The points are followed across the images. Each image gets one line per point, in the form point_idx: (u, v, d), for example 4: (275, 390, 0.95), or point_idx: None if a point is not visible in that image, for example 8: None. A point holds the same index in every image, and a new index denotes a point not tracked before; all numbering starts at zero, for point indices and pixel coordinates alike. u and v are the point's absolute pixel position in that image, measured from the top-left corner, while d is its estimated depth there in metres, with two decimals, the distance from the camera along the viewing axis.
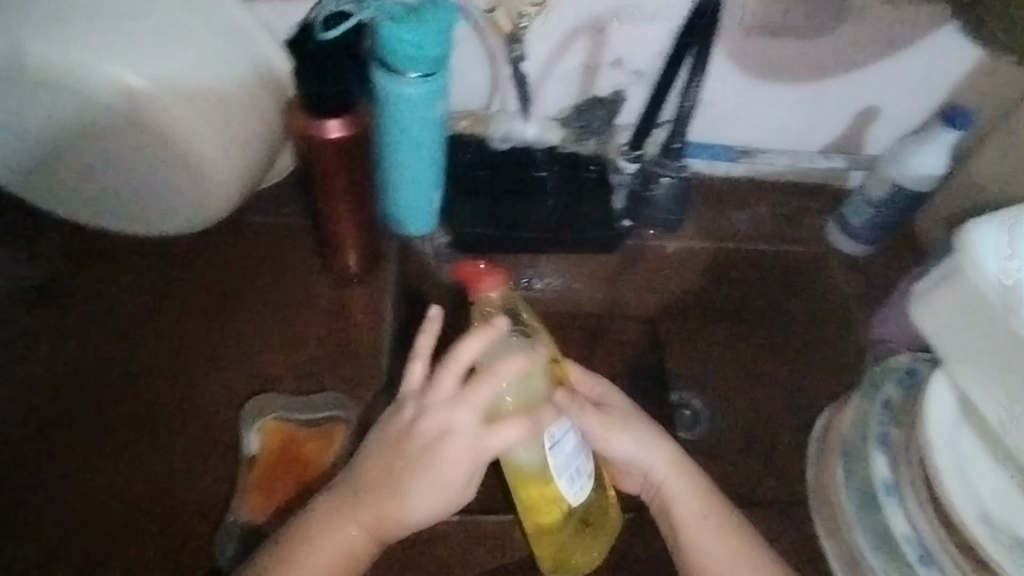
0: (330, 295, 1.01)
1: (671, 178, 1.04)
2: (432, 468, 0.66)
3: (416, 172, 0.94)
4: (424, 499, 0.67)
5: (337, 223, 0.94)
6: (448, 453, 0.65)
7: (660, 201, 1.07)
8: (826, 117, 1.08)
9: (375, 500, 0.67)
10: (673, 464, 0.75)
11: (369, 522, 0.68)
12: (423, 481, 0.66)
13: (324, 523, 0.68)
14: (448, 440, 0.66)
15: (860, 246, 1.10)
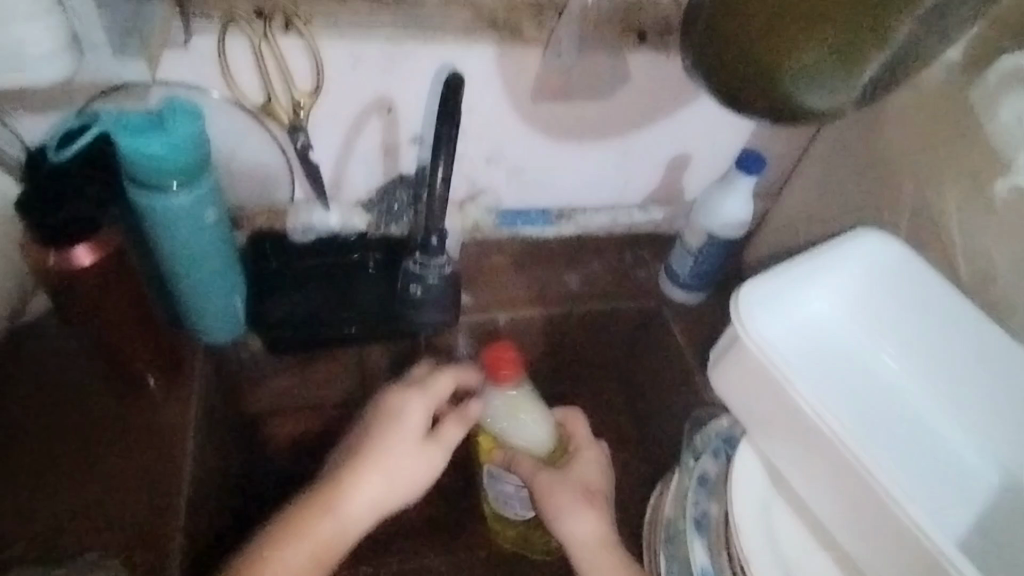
0: (112, 417, 0.84)
1: (435, 277, 0.94)
2: (384, 471, 0.76)
3: (209, 279, 0.87)
4: (387, 488, 0.76)
5: (114, 347, 0.81)
6: (399, 456, 0.77)
7: (422, 300, 0.96)
8: (640, 171, 1.08)
9: (358, 489, 0.75)
10: (574, 496, 0.79)
11: (338, 525, 0.74)
12: (376, 478, 0.76)
13: (320, 511, 0.73)
14: (412, 441, 0.78)
15: (693, 296, 1.09)
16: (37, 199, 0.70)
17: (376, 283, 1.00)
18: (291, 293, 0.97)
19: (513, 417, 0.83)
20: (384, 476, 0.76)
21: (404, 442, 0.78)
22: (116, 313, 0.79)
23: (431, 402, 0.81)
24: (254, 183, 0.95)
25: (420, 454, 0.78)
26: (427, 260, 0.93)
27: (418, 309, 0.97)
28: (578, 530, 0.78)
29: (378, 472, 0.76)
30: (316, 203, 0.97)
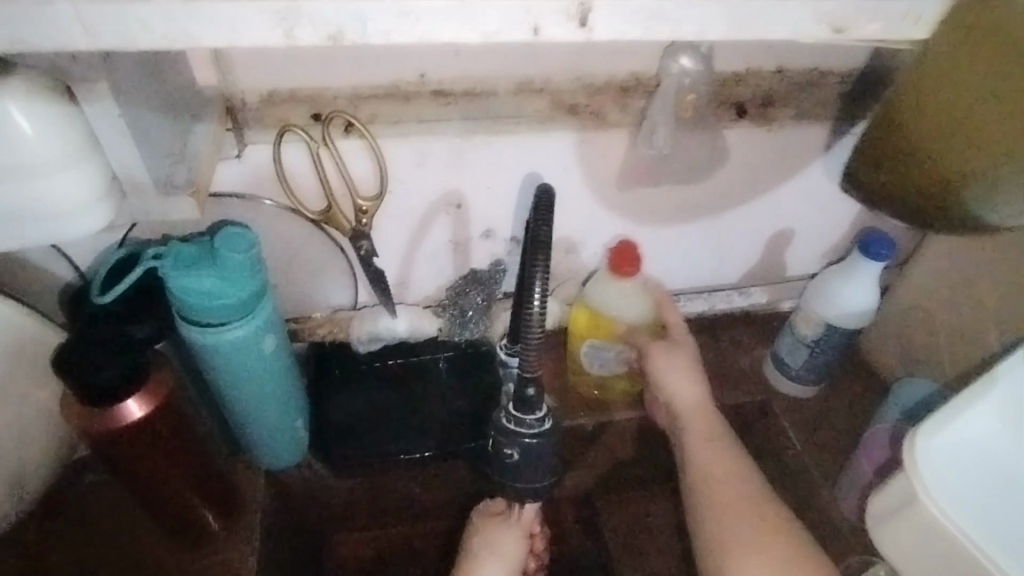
0: (172, 572, 0.76)
1: (532, 436, 0.69)
2: (496, 567, 0.77)
3: (269, 407, 0.79)
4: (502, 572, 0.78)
5: (166, 500, 0.73)
6: (497, 549, 0.78)
7: (521, 466, 0.70)
8: (737, 249, 0.95)
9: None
10: (686, 367, 0.82)
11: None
12: (492, 571, 0.77)
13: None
14: (508, 528, 0.80)
15: (808, 388, 0.95)
16: (82, 362, 0.62)
17: (448, 388, 0.90)
18: (359, 402, 0.89)
19: (617, 292, 0.87)
20: (497, 568, 0.78)
21: (493, 537, 0.79)
22: (171, 463, 0.70)
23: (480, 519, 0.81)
24: (314, 292, 0.87)
25: (520, 534, 0.80)
26: (522, 416, 0.68)
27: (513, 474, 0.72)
28: (682, 391, 0.81)
29: (489, 570, 0.77)
30: (382, 309, 0.87)
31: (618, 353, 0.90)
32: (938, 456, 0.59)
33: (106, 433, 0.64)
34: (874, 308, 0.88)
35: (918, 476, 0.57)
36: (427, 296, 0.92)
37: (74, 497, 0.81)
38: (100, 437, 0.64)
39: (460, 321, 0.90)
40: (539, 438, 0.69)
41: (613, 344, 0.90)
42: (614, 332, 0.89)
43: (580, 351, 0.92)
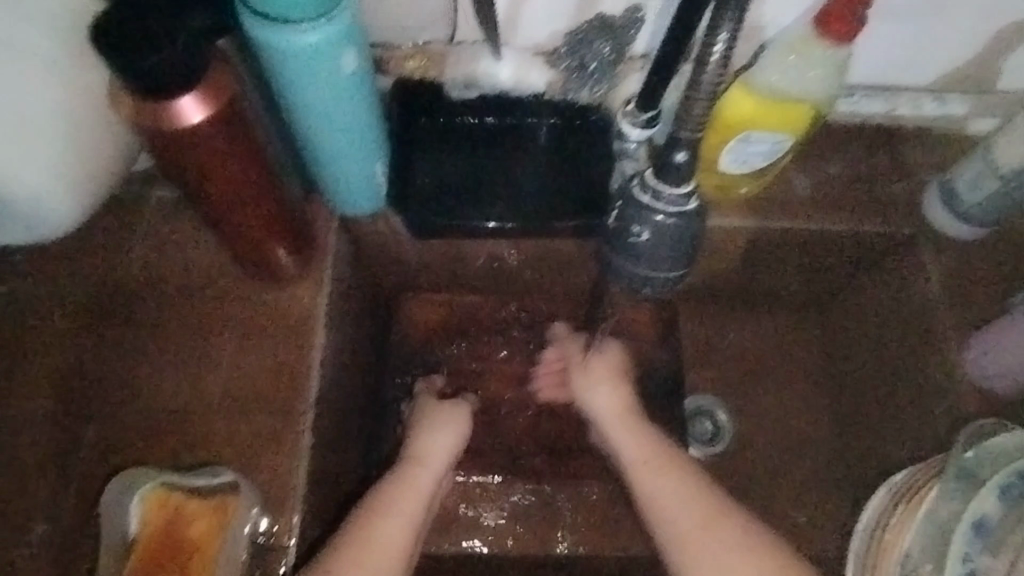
0: (242, 299, 0.75)
1: (668, 215, 0.57)
2: (618, 422, 0.73)
3: (342, 144, 0.69)
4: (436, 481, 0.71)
5: (232, 223, 0.69)
6: (608, 399, 0.75)
7: (650, 248, 0.58)
8: (947, 41, 0.75)
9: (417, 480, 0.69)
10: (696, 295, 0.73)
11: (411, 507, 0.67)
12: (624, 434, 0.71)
13: (389, 504, 0.66)
14: (597, 381, 0.76)
15: (967, 230, 0.78)
16: (117, 40, 0.52)
17: (549, 154, 0.79)
18: (442, 156, 0.79)
19: (808, 60, 0.65)
20: (629, 435, 0.71)
21: (604, 386, 0.76)
22: (239, 186, 0.64)
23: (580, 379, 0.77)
24: (408, 15, 0.72)
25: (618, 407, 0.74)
26: (659, 188, 0.56)
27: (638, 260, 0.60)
28: (602, 406, 0.75)
29: (620, 433, 0.72)
30: (485, 49, 0.73)
31: (770, 148, 0.72)
32: None
33: (169, 137, 0.57)
34: None
35: None
36: (535, 47, 0.74)
37: (149, 210, 0.78)
38: (163, 140, 0.58)
39: (579, 77, 0.75)
40: (673, 219, 0.57)
41: (781, 132, 0.71)
42: (786, 117, 0.69)
43: (727, 138, 0.71)
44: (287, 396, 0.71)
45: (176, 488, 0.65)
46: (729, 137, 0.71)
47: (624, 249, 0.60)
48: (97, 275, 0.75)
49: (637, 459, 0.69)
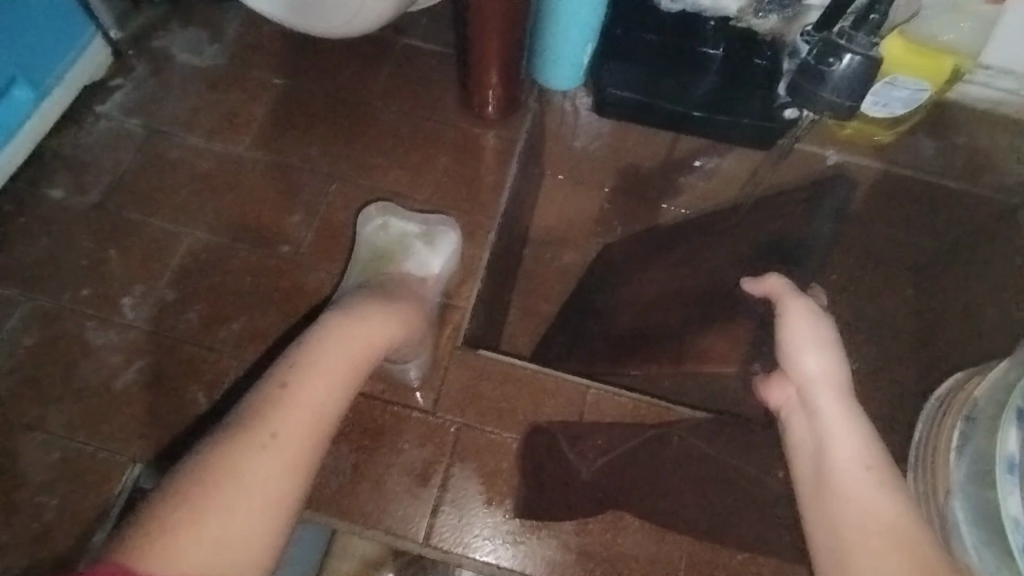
0: (458, 128, 0.94)
1: (858, 54, 0.65)
2: (813, 345, 0.64)
3: (572, 25, 0.88)
4: (366, 355, 0.65)
5: (479, 56, 0.87)
6: (809, 330, 0.66)
7: (835, 83, 0.67)
8: None
9: (346, 386, 0.62)
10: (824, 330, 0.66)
11: (342, 364, 0.63)
12: (813, 355, 0.64)
13: (242, 454, 0.54)
14: (786, 323, 0.67)
15: None
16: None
17: (720, 79, 0.93)
18: (633, 62, 0.94)
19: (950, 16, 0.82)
20: (829, 370, 0.64)
21: (807, 326, 0.66)
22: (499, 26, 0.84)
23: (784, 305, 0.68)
24: None
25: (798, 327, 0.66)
26: (854, 35, 0.65)
27: (820, 88, 0.67)
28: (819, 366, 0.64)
29: (810, 362, 0.64)
30: None
31: (914, 94, 0.87)
32: None
33: None
34: None
35: None
36: None
37: (397, 53, 0.99)
38: None
39: (767, 6, 0.92)
40: (863, 62, 0.65)
41: (923, 81, 0.85)
42: (935, 66, 0.84)
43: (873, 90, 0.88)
44: (484, 201, 0.90)
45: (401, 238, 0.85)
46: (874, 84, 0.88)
47: (813, 80, 0.68)
48: (352, 90, 0.96)
49: (836, 403, 0.62)
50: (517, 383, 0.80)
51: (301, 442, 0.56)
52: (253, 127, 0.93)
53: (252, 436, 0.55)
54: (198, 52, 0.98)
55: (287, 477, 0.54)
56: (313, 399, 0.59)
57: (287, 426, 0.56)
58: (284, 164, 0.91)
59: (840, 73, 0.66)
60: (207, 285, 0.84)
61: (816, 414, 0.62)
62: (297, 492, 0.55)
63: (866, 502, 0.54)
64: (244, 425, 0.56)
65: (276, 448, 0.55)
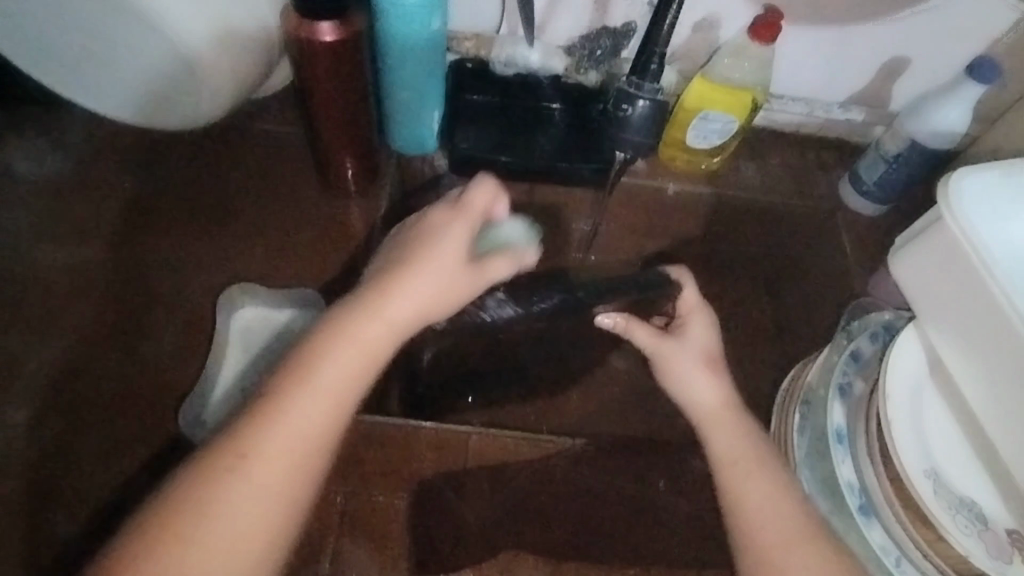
0: (317, 203, 0.97)
1: (647, 100, 0.80)
2: (699, 372, 0.70)
3: (415, 94, 0.94)
4: (395, 338, 0.58)
5: (326, 134, 0.91)
6: (697, 364, 0.71)
7: None
8: (857, 70, 1.00)
9: (316, 383, 0.55)
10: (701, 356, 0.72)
11: (360, 359, 0.56)
12: (696, 381, 0.70)
13: (222, 497, 0.51)
14: (687, 346, 0.72)
15: (872, 207, 1.04)
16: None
17: (559, 130, 1.01)
18: (477, 125, 1.00)
19: (741, 59, 0.94)
20: (709, 382, 0.70)
21: (689, 360, 0.71)
22: (338, 106, 0.88)
23: (686, 330, 0.74)
24: (472, 12, 0.98)
25: (702, 350, 0.72)
26: None
27: (621, 130, 0.82)
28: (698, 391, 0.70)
29: (699, 376, 0.70)
30: (522, 39, 1.00)
31: (724, 126, 0.98)
32: (972, 196, 0.67)
33: (309, 46, 0.81)
34: (887, 203, 1.03)
35: (957, 210, 0.66)
36: (558, 43, 1.01)
37: (248, 136, 1.00)
38: (303, 52, 0.82)
39: (585, 62, 1.02)
40: None
41: (730, 114, 0.96)
42: (734, 102, 0.95)
43: (690, 126, 0.98)
44: (349, 270, 0.92)
45: (273, 321, 0.87)
46: (688, 124, 0.98)
47: None
48: (205, 180, 0.97)
49: (722, 419, 0.68)
50: (404, 442, 0.81)
51: (285, 458, 0.53)
52: (107, 229, 0.92)
53: (224, 467, 0.52)
54: (41, 161, 0.96)
55: (279, 499, 0.52)
56: (302, 416, 0.54)
57: (259, 453, 0.52)
58: (142, 261, 0.90)
59: (634, 116, 0.80)
60: (69, 396, 0.81)
61: (716, 443, 0.66)
62: (295, 510, 0.53)
63: (775, 509, 0.61)
64: (219, 450, 0.53)
65: (255, 467, 0.52)
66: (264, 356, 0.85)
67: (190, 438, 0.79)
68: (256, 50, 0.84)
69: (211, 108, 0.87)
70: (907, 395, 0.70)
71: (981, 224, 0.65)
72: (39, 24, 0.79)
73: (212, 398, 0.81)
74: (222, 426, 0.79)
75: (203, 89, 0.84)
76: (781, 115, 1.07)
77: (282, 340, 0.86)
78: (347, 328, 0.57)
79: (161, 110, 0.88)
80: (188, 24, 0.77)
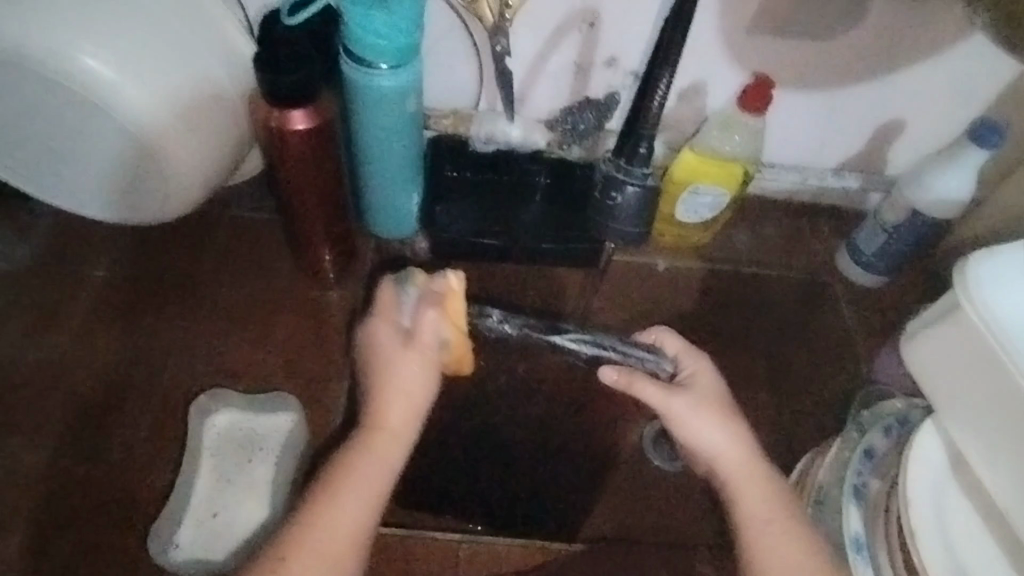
0: (292, 290, 0.92)
1: (635, 185, 0.80)
2: (717, 423, 0.66)
3: (393, 171, 0.90)
4: (385, 472, 0.60)
5: (301, 220, 0.87)
6: (711, 419, 0.66)
7: (620, 209, 0.81)
8: (849, 134, 0.97)
9: (350, 496, 0.58)
10: (711, 403, 0.67)
11: (368, 485, 0.59)
12: (714, 430, 0.65)
13: None
14: (696, 396, 0.67)
15: (875, 278, 1.00)
16: (274, 63, 0.74)
17: (542, 208, 0.97)
18: (461, 202, 0.97)
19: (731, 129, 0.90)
20: (733, 442, 0.65)
21: (697, 408, 0.66)
22: (311, 192, 0.85)
23: (696, 382, 0.69)
24: (448, 88, 0.95)
25: (714, 398, 0.68)
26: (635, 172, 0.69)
27: (613, 219, 0.83)
28: (713, 443, 0.65)
29: (710, 430, 0.66)
30: (502, 114, 0.95)
31: (715, 200, 0.94)
32: (995, 280, 0.59)
33: (278, 134, 0.78)
34: (889, 274, 1.00)
35: (980, 299, 0.58)
36: (538, 117, 0.97)
37: (223, 222, 0.96)
38: (272, 141, 0.79)
39: (569, 137, 0.97)
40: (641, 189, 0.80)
41: (720, 187, 0.92)
42: (723, 174, 0.91)
43: (679, 200, 0.95)
44: (324, 362, 0.86)
45: (240, 427, 0.81)
46: (677, 198, 0.95)
47: (607, 209, 0.83)
48: (174, 270, 0.92)
49: (743, 472, 0.64)
50: (390, 554, 0.77)
51: None
52: (68, 327, 0.87)
53: None
54: (4, 255, 0.92)
55: None
56: (321, 545, 0.55)
57: None
58: (107, 360, 0.85)
59: (622, 202, 0.81)
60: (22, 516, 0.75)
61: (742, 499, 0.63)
62: None
63: None
64: None
65: (286, 573, 0.54)
66: (237, 466, 0.78)
67: (163, 564, 0.73)
68: (224, 137, 0.81)
69: (177, 202, 0.83)
70: (933, 502, 0.63)
71: (1013, 312, 0.58)
72: (4, 129, 0.78)
73: (184, 517, 0.75)
74: (195, 553, 0.74)
75: (168, 183, 0.80)
76: (775, 182, 1.02)
77: (251, 450, 0.80)
78: (378, 419, 0.62)
79: (125, 204, 0.83)
80: (151, 119, 0.74)
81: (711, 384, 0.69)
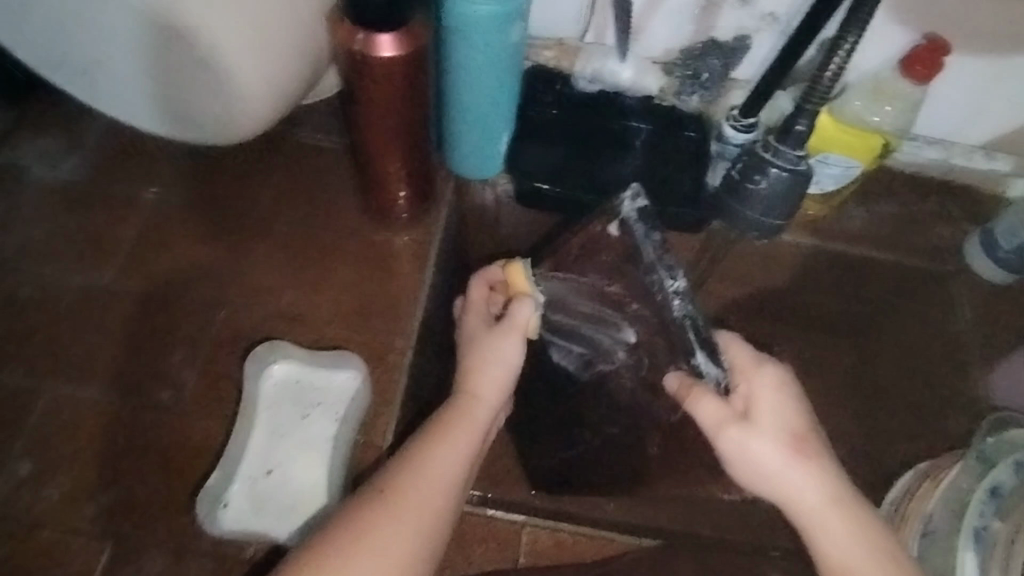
0: (360, 231, 0.84)
1: (783, 169, 0.72)
2: (799, 466, 0.53)
3: (484, 112, 0.79)
4: (470, 445, 0.58)
5: (379, 158, 0.78)
6: (798, 470, 0.53)
7: (762, 195, 0.73)
8: (1011, 110, 0.83)
9: (445, 447, 0.57)
10: (793, 438, 0.54)
11: (466, 440, 0.57)
12: (793, 472, 0.53)
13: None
14: (759, 426, 0.54)
15: (1004, 275, 0.90)
16: None
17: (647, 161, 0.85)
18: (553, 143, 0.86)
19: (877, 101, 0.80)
20: (802, 470, 0.53)
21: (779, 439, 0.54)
22: (394, 128, 0.75)
23: (755, 409, 0.55)
24: (554, 13, 0.83)
25: (783, 428, 0.54)
26: (779, 148, 0.72)
27: (747, 205, 0.75)
28: (792, 486, 0.53)
29: (792, 466, 0.53)
30: (613, 51, 0.85)
31: (846, 173, 0.81)
32: None
33: (362, 63, 0.68)
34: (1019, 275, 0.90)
35: None
36: (653, 56, 0.85)
37: (290, 149, 0.88)
38: (354, 71, 0.69)
39: (689, 86, 0.86)
40: (790, 175, 0.72)
41: (853, 158, 0.80)
42: (863, 145, 0.79)
43: None
44: (393, 316, 0.80)
45: (301, 380, 0.75)
46: None
47: (740, 192, 0.75)
48: (233, 197, 0.85)
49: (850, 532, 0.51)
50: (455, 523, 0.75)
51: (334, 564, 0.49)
52: (122, 251, 0.81)
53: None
54: (56, 164, 0.85)
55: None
56: (425, 481, 0.54)
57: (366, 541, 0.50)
58: (163, 293, 0.79)
59: (765, 189, 0.73)
60: (73, 451, 0.72)
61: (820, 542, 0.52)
62: None
63: None
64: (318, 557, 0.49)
65: (386, 512, 0.52)
66: (293, 422, 0.73)
67: (210, 526, 0.68)
68: (294, 55, 0.70)
69: (241, 125, 0.74)
70: None
71: None
72: (53, 22, 0.68)
73: (237, 475, 0.70)
74: (247, 512, 0.69)
75: (230, 105, 0.71)
76: (909, 159, 0.91)
77: (310, 404, 0.74)
78: (468, 385, 0.60)
79: (187, 123, 0.75)
80: (219, 38, 0.64)
81: (790, 405, 0.56)
